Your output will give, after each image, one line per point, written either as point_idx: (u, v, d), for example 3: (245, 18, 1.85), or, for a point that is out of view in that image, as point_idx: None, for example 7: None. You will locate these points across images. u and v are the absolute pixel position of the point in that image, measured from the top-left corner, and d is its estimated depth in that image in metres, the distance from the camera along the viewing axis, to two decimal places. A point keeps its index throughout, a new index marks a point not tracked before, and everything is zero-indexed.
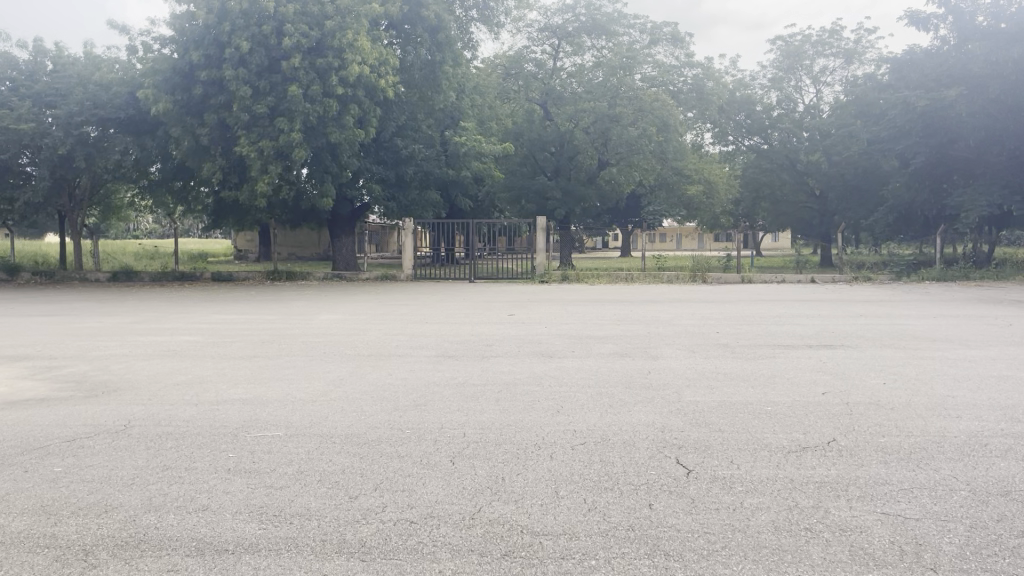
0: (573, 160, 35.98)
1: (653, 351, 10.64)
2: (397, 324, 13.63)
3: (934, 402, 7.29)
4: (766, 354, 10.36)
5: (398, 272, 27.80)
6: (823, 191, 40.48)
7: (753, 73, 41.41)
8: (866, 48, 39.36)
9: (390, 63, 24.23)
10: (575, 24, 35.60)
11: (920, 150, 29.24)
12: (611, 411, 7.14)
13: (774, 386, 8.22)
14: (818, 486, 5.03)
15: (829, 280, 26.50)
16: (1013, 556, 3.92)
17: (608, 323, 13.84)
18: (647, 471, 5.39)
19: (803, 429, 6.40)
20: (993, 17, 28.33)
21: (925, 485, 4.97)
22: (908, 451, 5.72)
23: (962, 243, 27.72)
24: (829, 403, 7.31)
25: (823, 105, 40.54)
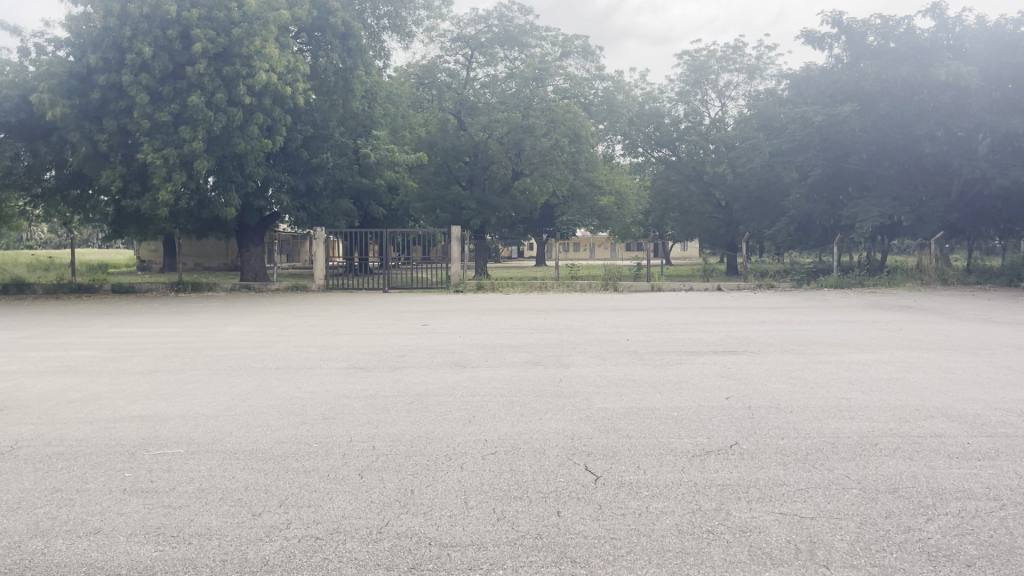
0: (487, 170, 36.32)
1: (565, 359, 10.77)
2: (307, 336, 13.36)
3: (829, 405, 7.60)
4: (673, 361, 10.61)
5: (309, 282, 27.23)
6: (729, 202, 41.81)
7: (662, 87, 42.48)
8: (767, 65, 40.99)
9: (299, 70, 23.84)
10: (487, 36, 35.94)
11: (818, 162, 30.59)
12: (522, 420, 7.18)
13: (680, 392, 8.42)
14: (720, 489, 5.18)
15: (734, 288, 27.33)
16: (900, 551, 4.11)
17: (521, 332, 13.92)
18: (557, 478, 5.45)
19: (707, 433, 6.58)
20: (883, 37, 29.62)
21: (820, 484, 5.19)
22: (804, 452, 5.95)
23: (857, 251, 29.06)
24: (732, 408, 7.53)
25: (728, 118, 41.91)
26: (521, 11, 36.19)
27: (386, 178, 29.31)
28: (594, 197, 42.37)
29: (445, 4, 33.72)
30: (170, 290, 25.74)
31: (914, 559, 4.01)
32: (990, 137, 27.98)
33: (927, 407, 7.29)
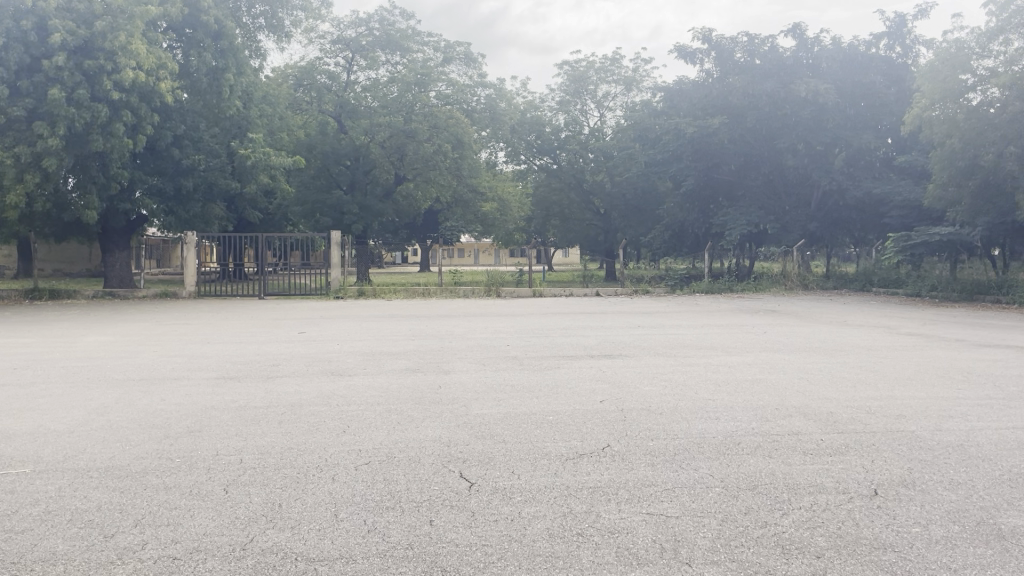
0: (368, 175, 35.78)
1: (445, 366, 10.73)
2: (175, 346, 12.75)
3: (696, 406, 7.89)
4: (551, 365, 10.75)
5: (180, 289, 26.06)
6: (608, 209, 42.83)
7: (543, 96, 43.21)
8: (643, 77, 42.31)
9: (168, 67, 22.84)
10: (369, 38, 35.44)
11: (690, 173, 31.85)
12: (398, 428, 7.09)
13: (556, 396, 8.54)
14: (591, 491, 5.26)
15: (612, 293, 28.04)
16: (756, 546, 4.29)
17: (401, 338, 13.81)
18: (430, 487, 5.40)
19: (579, 436, 6.70)
20: (749, 54, 31.08)
21: (686, 484, 5.36)
22: (672, 453, 6.13)
23: (726, 258, 30.28)
24: (605, 411, 7.70)
25: (606, 128, 43.01)
26: (403, 15, 35.98)
27: (262, 182, 28.44)
28: (478, 204, 42.47)
29: (324, 5, 33.09)
30: (24, 298, 24.06)
31: (770, 553, 4.20)
32: (845, 151, 30.10)
33: (787, 407, 7.67)
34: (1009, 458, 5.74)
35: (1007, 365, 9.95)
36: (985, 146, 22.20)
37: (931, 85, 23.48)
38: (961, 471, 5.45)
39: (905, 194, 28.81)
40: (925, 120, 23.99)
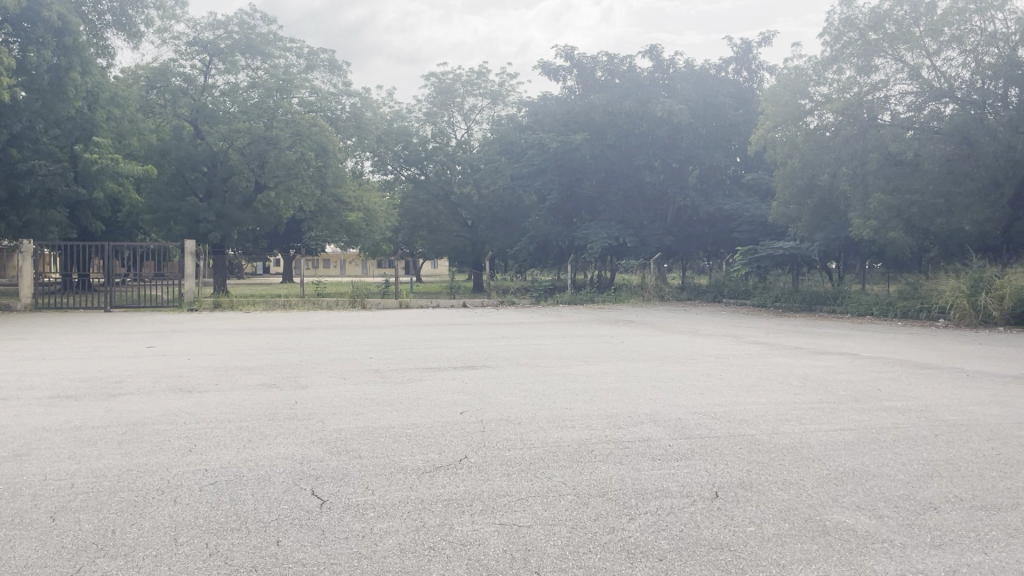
0: (227, 182, 34.47)
1: (302, 380, 10.43)
2: (5, 363, 11.79)
3: (554, 414, 8.03)
4: (413, 377, 10.67)
5: (15, 301, 24.16)
6: (475, 222, 43.11)
7: (409, 106, 43.14)
8: (509, 92, 43.02)
9: (4, 63, 21.21)
10: (227, 42, 34.24)
11: (554, 187, 32.57)
12: (248, 446, 6.83)
13: (415, 408, 8.48)
14: (445, 504, 5.25)
15: (478, 304, 28.21)
16: (603, 551, 4.41)
17: (258, 352, 13.34)
18: (279, 506, 5.22)
19: (437, 449, 6.68)
20: (609, 73, 32.26)
21: (539, 493, 5.44)
22: (527, 462, 6.21)
23: (589, 270, 31.48)
24: (465, 422, 7.71)
25: (473, 141, 43.41)
26: (264, 19, 35.03)
27: (108, 188, 26.81)
28: (343, 214, 41.69)
29: (179, 4, 31.70)
30: None
31: (615, 558, 4.31)
32: (698, 169, 31.67)
33: (639, 414, 7.93)
34: (836, 457, 6.17)
35: (839, 371, 10.69)
36: (821, 166, 23.90)
37: (774, 109, 25.10)
38: (793, 472, 5.80)
39: (752, 210, 30.51)
40: (770, 142, 25.61)
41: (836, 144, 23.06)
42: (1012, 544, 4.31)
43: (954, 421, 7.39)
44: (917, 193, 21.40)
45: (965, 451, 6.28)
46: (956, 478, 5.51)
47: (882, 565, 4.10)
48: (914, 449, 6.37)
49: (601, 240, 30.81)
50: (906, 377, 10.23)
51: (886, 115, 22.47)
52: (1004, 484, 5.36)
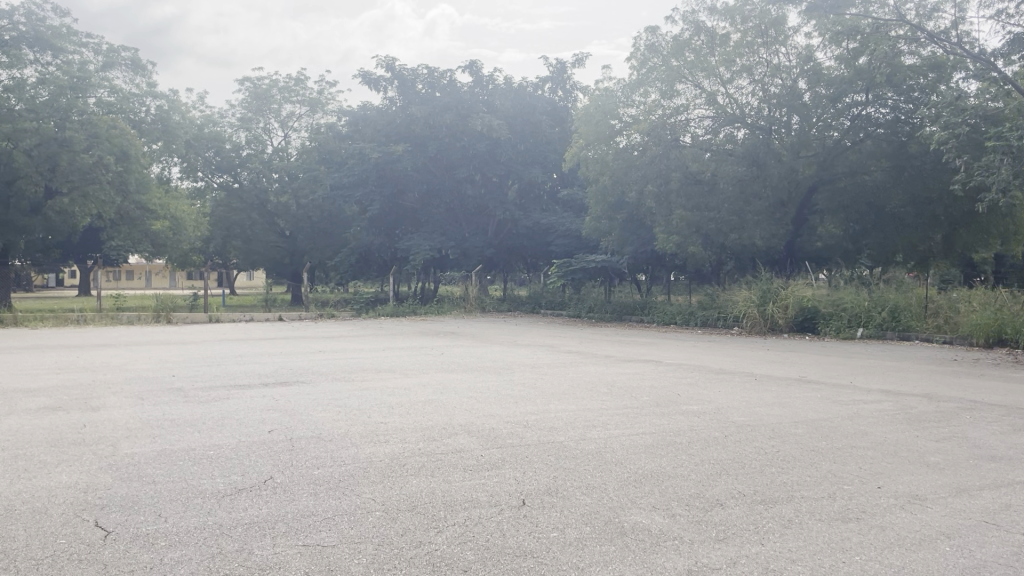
0: (12, 186, 31.39)
1: (93, 402, 9.60)
2: None
3: (367, 429, 7.90)
4: (220, 396, 10.10)
5: None
6: (293, 232, 41.90)
7: (221, 111, 41.34)
8: (328, 100, 42.33)
9: None
10: (12, 34, 31.36)
11: (375, 199, 32.22)
12: (24, 477, 6.20)
13: (220, 428, 8.05)
14: (246, 528, 5.00)
15: (295, 317, 27.35)
16: (408, 566, 4.37)
17: (44, 372, 12.22)
18: (56, 540, 4.77)
19: (240, 470, 6.37)
20: (430, 86, 32.44)
21: (347, 511, 5.30)
22: (336, 480, 6.05)
23: (411, 283, 31.87)
24: (273, 441, 7.42)
25: (291, 148, 42.26)
26: (54, 10, 32.40)
27: None
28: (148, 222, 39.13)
29: None
30: None
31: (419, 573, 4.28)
32: (517, 183, 32.45)
33: (453, 426, 7.97)
34: (637, 460, 6.48)
35: (643, 377, 11.27)
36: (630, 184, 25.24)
37: (587, 127, 26.21)
38: (596, 476, 6.02)
39: (568, 224, 31.62)
40: (583, 159, 26.71)
41: (643, 163, 24.41)
42: (784, 534, 4.69)
43: (742, 422, 7.97)
44: (714, 210, 23.06)
45: (750, 449, 6.81)
46: (740, 476, 5.94)
47: (672, 562, 4.32)
48: (705, 449, 6.83)
49: (423, 253, 30.92)
50: (702, 381, 10.95)
51: (686, 137, 24.04)
52: (780, 478, 5.84)
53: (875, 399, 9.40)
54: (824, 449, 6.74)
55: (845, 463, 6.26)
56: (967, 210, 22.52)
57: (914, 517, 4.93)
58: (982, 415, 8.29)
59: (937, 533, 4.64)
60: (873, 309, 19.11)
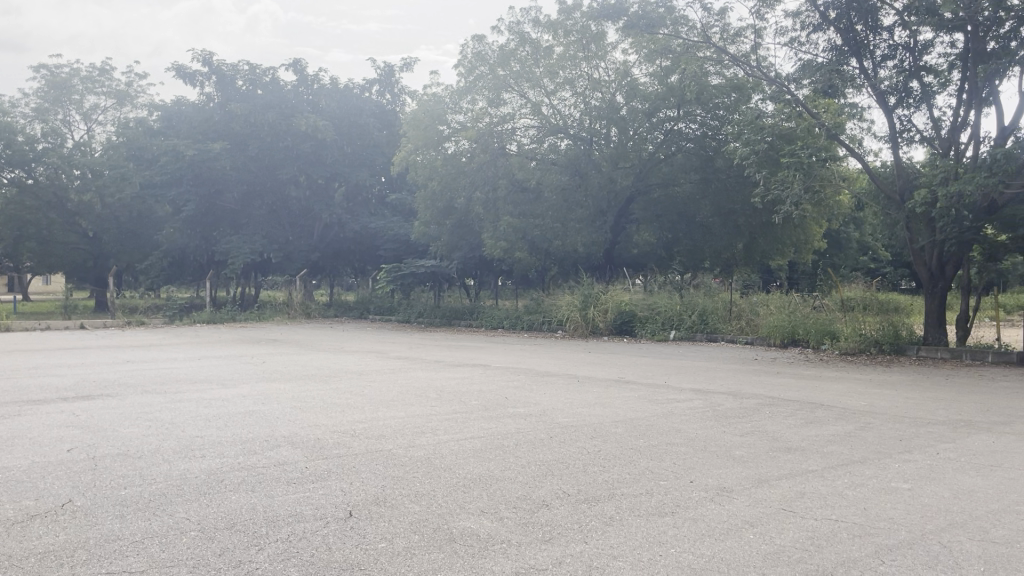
0: None
1: None
2: None
3: (182, 444, 7.45)
4: (8, 414, 9.11)
5: None
6: (98, 234, 38.85)
7: (12, 100, 37.65)
8: (137, 93, 39.99)
9: None
10: None
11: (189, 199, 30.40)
12: None
13: (10, 449, 7.28)
14: (40, 559, 4.55)
15: (100, 325, 25.38)
16: None
17: None
18: None
19: (33, 495, 5.80)
20: (250, 83, 31.15)
21: (156, 533, 4.96)
22: (145, 501, 5.64)
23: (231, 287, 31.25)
24: (72, 461, 6.80)
25: (95, 143, 39.34)
26: None
27: None
28: None
29: None
30: None
31: None
32: (343, 187, 31.83)
33: (275, 437, 7.67)
34: (465, 465, 6.51)
35: (471, 382, 11.33)
36: (458, 190, 25.43)
37: (415, 131, 26.23)
38: (425, 483, 6.00)
39: (396, 228, 31.35)
40: (411, 164, 26.63)
41: (472, 169, 24.70)
42: (606, 531, 4.87)
43: (566, 423, 8.23)
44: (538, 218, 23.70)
45: (574, 449, 7.03)
46: (564, 475, 6.12)
47: (500, 566, 4.37)
48: (532, 451, 6.97)
49: (243, 256, 29.64)
50: (529, 384, 11.18)
51: (512, 145, 24.53)
52: (602, 476, 6.07)
53: (687, 397, 9.99)
54: (642, 447, 7.07)
55: (661, 460, 6.61)
56: (765, 221, 24.46)
57: (722, 508, 5.27)
58: (780, 410, 9.01)
59: (742, 522, 4.99)
60: (685, 313, 20.32)
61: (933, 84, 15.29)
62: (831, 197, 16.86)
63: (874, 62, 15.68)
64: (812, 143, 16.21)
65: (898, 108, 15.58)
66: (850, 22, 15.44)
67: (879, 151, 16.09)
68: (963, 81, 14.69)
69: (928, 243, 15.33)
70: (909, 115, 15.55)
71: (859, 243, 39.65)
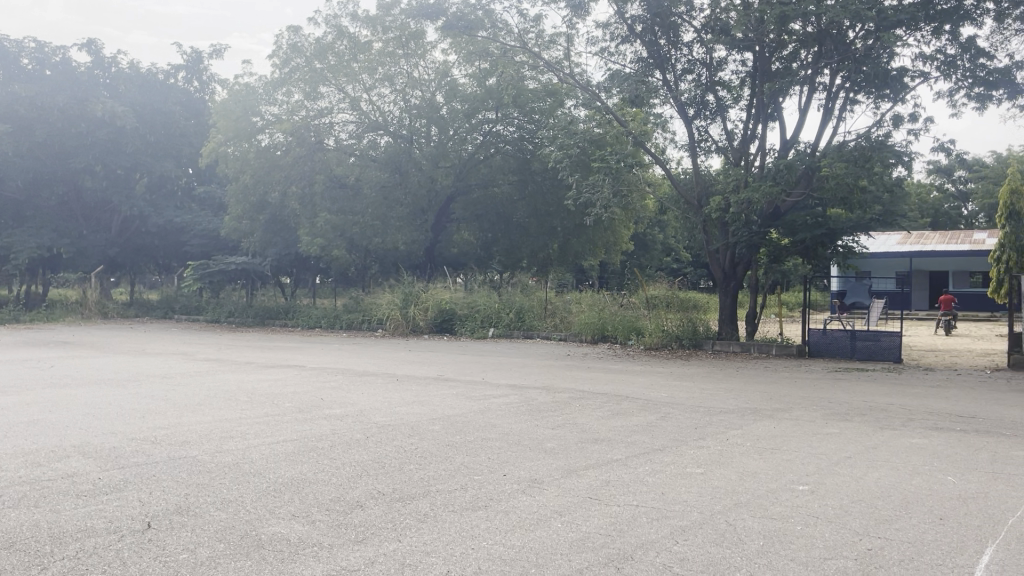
0: None
1: None
2: None
3: None
4: None
5: None
6: None
7: None
8: None
9: None
10: None
11: None
12: None
13: None
14: None
15: None
16: None
17: None
18: None
19: None
20: (38, 62, 28.50)
21: None
22: None
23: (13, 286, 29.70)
24: None
25: None
26: None
27: None
28: None
29: None
30: None
31: None
32: (146, 178, 29.85)
33: (63, 448, 7.06)
34: (276, 469, 6.31)
35: (285, 383, 11.00)
36: (272, 183, 24.64)
37: (225, 122, 25.08)
38: (233, 489, 5.77)
39: (204, 223, 29.75)
40: (221, 155, 25.44)
41: (287, 163, 23.94)
42: (420, 528, 4.89)
43: (382, 422, 8.17)
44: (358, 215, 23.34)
45: (390, 448, 6.99)
46: (380, 475, 6.08)
47: (310, 569, 4.28)
48: (346, 452, 6.87)
49: (29, 251, 27.09)
50: (346, 384, 11.00)
51: (330, 140, 24.05)
52: (417, 474, 6.09)
53: (503, 393, 10.22)
54: (458, 443, 7.17)
55: (476, 455, 6.72)
56: (578, 224, 25.47)
57: (532, 500, 5.44)
58: (589, 403, 9.42)
59: (551, 512, 5.18)
60: (503, 311, 20.74)
61: (726, 98, 16.52)
62: (637, 201, 17.82)
63: (675, 76, 16.71)
64: (621, 149, 17.02)
65: (697, 120, 16.74)
66: (655, 36, 16.35)
67: (680, 159, 17.18)
68: (752, 98, 15.99)
69: (722, 245, 16.54)
70: (706, 126, 16.74)
71: (662, 244, 42.04)
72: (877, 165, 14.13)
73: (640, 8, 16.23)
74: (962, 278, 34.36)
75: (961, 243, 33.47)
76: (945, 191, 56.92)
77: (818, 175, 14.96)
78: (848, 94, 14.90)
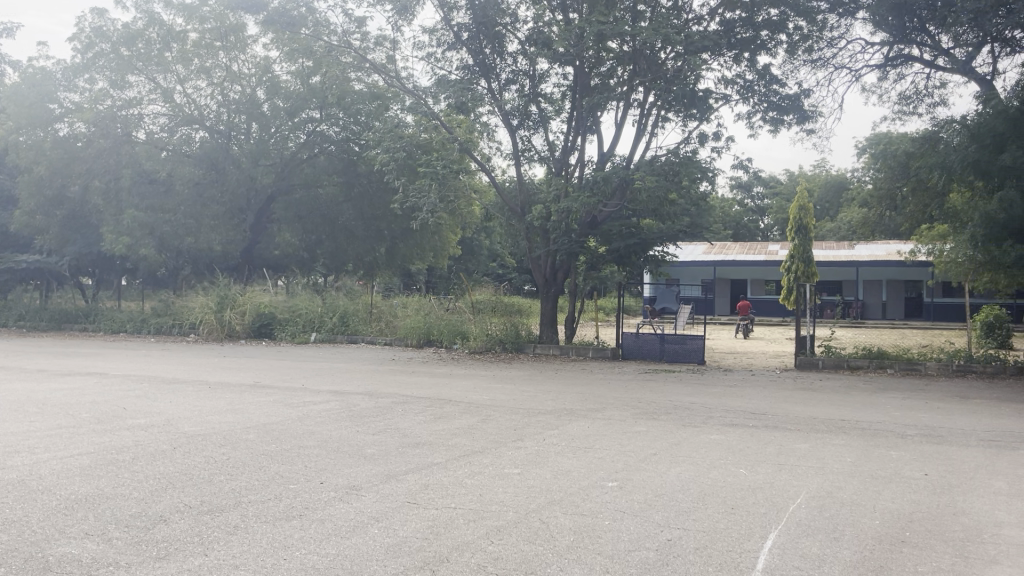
0: None
1: None
2: None
3: None
4: None
5: None
6: None
7: None
8: None
9: None
10: None
11: None
12: None
13: None
14: None
15: None
16: None
17: None
18: None
19: None
20: None
21: None
22: None
23: None
24: None
25: None
26: None
27: None
28: None
29: None
30: None
31: None
32: None
33: None
34: (68, 484, 5.84)
35: (84, 393, 10.18)
36: (72, 176, 22.78)
37: (16, 108, 22.88)
38: (16, 508, 5.27)
39: None
40: (11, 145, 23.21)
41: (90, 155, 22.24)
42: (228, 541, 4.70)
43: (191, 432, 7.75)
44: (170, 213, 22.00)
45: (198, 459, 6.65)
46: (186, 487, 5.78)
47: None
48: (150, 464, 6.47)
49: None
50: (152, 392, 10.34)
51: (139, 133, 22.57)
52: (228, 485, 5.84)
53: (323, 400, 9.96)
54: (272, 452, 6.94)
55: (292, 464, 6.54)
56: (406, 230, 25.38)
57: (349, 507, 5.37)
58: (411, 408, 9.39)
59: (367, 518, 5.13)
60: (326, 315, 20.23)
61: (548, 110, 17.06)
62: (462, 207, 18.01)
63: (499, 85, 17.04)
64: (446, 155, 17.15)
65: (521, 130, 17.16)
66: (480, 45, 16.64)
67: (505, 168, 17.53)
68: (572, 111, 16.61)
69: (544, 252, 17.03)
70: (529, 136, 17.20)
71: (487, 251, 42.70)
72: (684, 179, 15.06)
73: (465, 17, 16.45)
74: (758, 286, 37.31)
75: (757, 254, 36.32)
76: (745, 206, 61.48)
77: (632, 187, 15.75)
78: (660, 111, 15.80)
